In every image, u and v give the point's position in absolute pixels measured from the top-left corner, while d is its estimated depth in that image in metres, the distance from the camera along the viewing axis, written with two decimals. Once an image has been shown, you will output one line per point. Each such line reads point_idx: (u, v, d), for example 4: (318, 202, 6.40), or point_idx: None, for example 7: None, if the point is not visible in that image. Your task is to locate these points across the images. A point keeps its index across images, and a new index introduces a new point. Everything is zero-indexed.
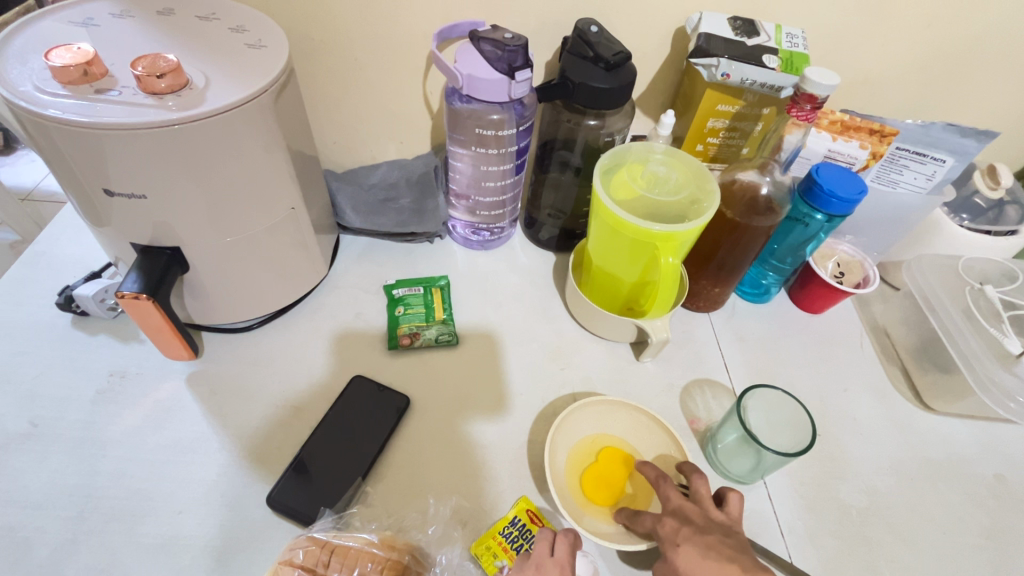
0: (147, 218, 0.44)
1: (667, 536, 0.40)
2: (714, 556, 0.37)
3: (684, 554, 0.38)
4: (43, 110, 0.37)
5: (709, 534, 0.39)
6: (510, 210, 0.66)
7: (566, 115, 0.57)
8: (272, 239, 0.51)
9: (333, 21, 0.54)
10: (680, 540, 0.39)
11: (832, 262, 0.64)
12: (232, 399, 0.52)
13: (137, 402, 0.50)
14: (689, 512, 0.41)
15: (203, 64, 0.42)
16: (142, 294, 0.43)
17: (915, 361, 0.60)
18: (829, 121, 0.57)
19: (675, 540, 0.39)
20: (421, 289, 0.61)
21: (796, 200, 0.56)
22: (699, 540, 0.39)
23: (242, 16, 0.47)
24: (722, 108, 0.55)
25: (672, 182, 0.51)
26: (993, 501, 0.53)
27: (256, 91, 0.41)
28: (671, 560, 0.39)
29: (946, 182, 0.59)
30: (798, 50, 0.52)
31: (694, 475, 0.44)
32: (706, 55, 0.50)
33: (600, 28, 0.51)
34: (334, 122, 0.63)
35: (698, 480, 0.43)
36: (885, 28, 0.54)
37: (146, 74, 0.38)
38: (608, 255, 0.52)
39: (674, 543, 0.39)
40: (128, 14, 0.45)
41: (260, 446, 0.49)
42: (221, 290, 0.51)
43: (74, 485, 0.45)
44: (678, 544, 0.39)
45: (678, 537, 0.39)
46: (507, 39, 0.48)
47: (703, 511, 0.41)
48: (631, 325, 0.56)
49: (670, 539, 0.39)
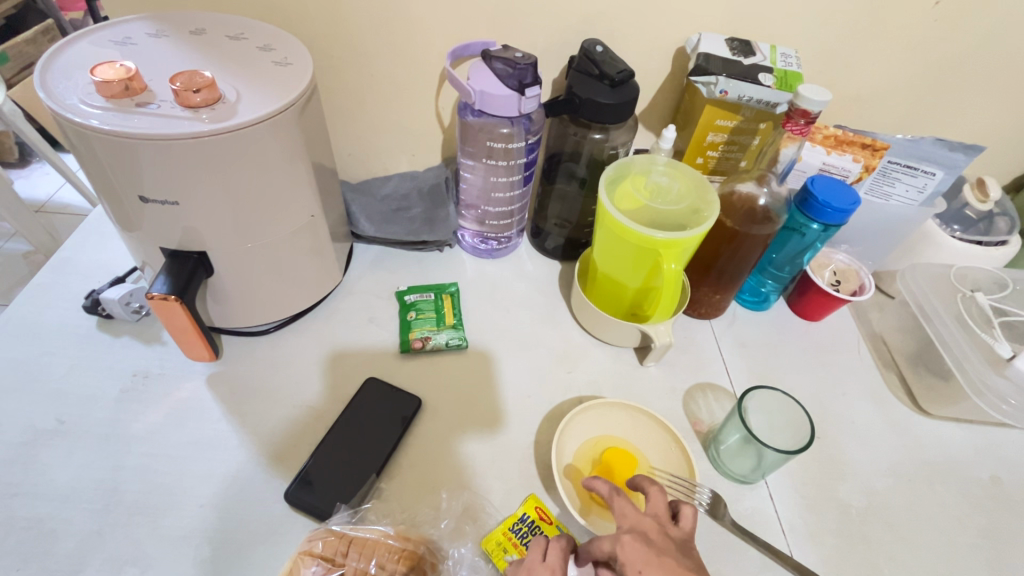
0: (178, 223, 0.46)
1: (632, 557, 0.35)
2: None
3: None
4: (87, 121, 0.40)
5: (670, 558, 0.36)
6: (517, 220, 0.69)
7: (572, 129, 0.59)
8: (292, 245, 0.53)
9: (353, 41, 0.57)
10: (642, 565, 0.35)
11: (829, 270, 0.66)
12: (251, 399, 0.53)
13: (159, 401, 0.52)
14: (647, 533, 0.37)
15: (234, 80, 0.45)
16: (170, 295, 0.45)
17: (911, 367, 0.62)
18: (822, 136, 0.60)
19: (637, 565, 0.35)
20: (432, 295, 0.64)
21: (792, 211, 0.58)
22: (663, 564, 0.35)
23: (269, 35, 0.50)
24: (721, 123, 0.57)
25: (674, 193, 0.53)
26: (990, 502, 0.54)
27: (283, 104, 0.44)
28: None
29: (938, 195, 0.62)
30: (792, 68, 0.54)
31: (651, 487, 0.40)
32: (705, 73, 0.52)
33: (605, 47, 0.54)
34: (350, 135, 0.66)
35: (654, 492, 0.40)
36: (875, 49, 0.57)
37: (184, 89, 0.41)
38: (612, 261, 0.55)
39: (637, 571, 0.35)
40: (163, 34, 0.48)
41: (278, 443, 0.51)
42: (242, 294, 0.53)
43: (99, 479, 0.47)
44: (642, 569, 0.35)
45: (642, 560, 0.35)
46: (518, 57, 0.51)
47: (662, 528, 0.38)
48: (635, 330, 0.59)
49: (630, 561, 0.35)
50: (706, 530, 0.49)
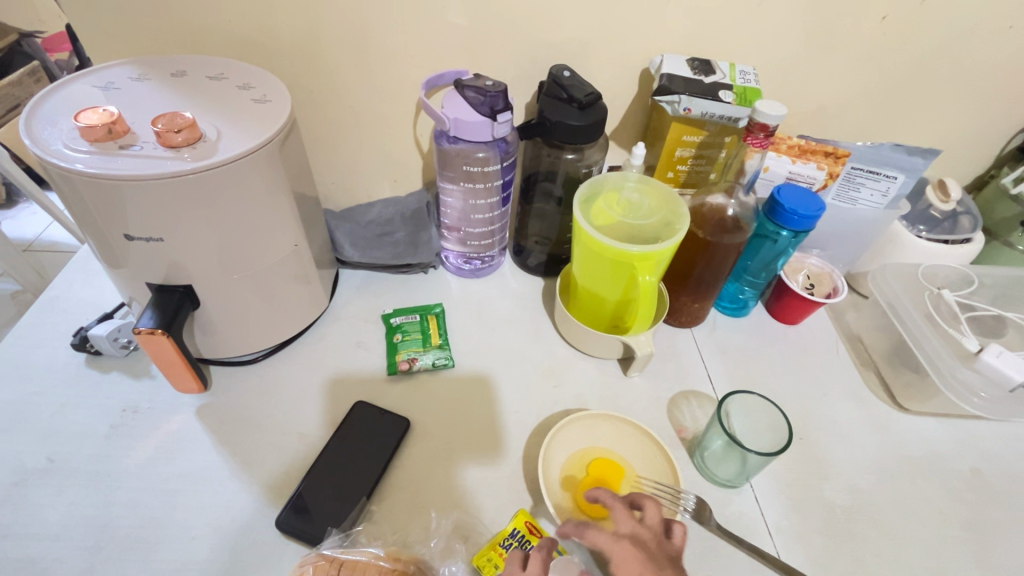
0: (163, 259, 0.47)
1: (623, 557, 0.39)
2: None
3: None
4: (72, 165, 0.41)
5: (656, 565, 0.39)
6: (498, 239, 0.70)
7: (546, 150, 0.62)
8: (277, 274, 0.54)
9: (330, 75, 0.59)
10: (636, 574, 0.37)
11: (803, 274, 0.68)
12: (241, 429, 0.54)
13: (149, 435, 0.53)
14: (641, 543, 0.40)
15: (215, 119, 0.47)
16: (157, 329, 0.46)
17: (889, 364, 0.64)
18: (787, 146, 0.62)
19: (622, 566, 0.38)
20: (417, 316, 0.65)
21: (763, 219, 0.60)
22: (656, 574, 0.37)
23: (247, 74, 0.52)
24: (688, 138, 0.60)
25: (645, 207, 0.55)
26: (972, 494, 0.55)
27: (263, 140, 0.46)
28: None
29: (901, 197, 0.64)
30: (751, 85, 0.57)
31: (648, 502, 0.42)
32: (668, 93, 0.54)
33: (572, 72, 0.56)
34: (332, 165, 0.68)
35: (650, 507, 0.42)
36: (830, 63, 0.60)
37: (165, 130, 0.43)
38: (591, 277, 0.57)
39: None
40: (145, 77, 0.50)
41: (269, 471, 0.51)
42: (230, 324, 0.54)
43: (91, 516, 0.47)
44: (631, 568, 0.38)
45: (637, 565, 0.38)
46: (489, 85, 0.54)
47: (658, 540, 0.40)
48: (617, 342, 0.60)
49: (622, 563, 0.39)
50: (694, 536, 0.50)
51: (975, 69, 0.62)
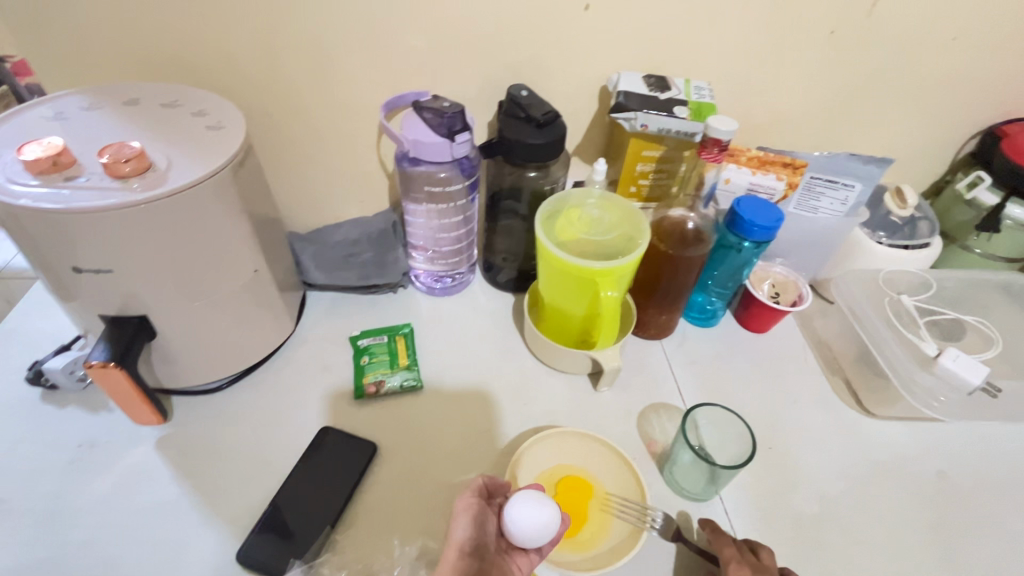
0: (116, 291, 0.47)
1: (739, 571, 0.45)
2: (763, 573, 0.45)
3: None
4: (15, 200, 0.40)
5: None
6: (466, 256, 0.70)
7: (508, 168, 0.62)
8: (237, 301, 0.54)
9: (290, 99, 0.59)
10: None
11: (768, 283, 0.68)
12: (203, 460, 0.53)
13: (107, 470, 0.52)
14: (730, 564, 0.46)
15: (167, 147, 0.47)
16: (110, 362, 0.45)
17: (855, 370, 0.64)
18: (746, 158, 0.62)
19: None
20: (385, 337, 0.64)
21: (723, 231, 0.61)
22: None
23: (202, 101, 0.52)
24: (648, 153, 0.61)
25: (607, 223, 0.56)
26: (938, 497, 0.56)
27: (216, 167, 0.45)
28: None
29: (860, 205, 0.66)
30: (705, 100, 0.58)
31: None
32: (624, 110, 0.55)
33: (531, 92, 0.57)
34: (296, 188, 0.67)
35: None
36: (784, 75, 0.61)
37: (112, 161, 0.42)
38: (556, 294, 0.57)
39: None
40: (97, 106, 0.50)
41: (231, 503, 0.50)
42: (190, 354, 0.54)
43: (44, 557, 0.46)
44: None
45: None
46: (446, 107, 0.54)
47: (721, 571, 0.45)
48: (585, 357, 0.60)
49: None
50: (662, 551, 0.50)
51: (924, 79, 0.63)
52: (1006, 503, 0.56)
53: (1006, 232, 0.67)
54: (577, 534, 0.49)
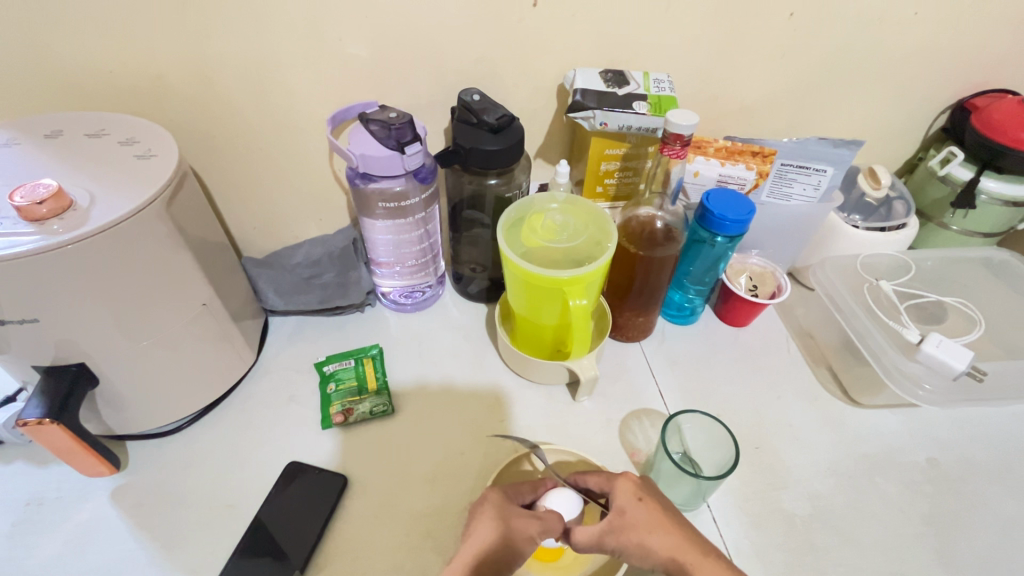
0: (46, 340, 0.43)
1: (637, 526, 0.41)
2: (665, 523, 0.41)
3: (643, 508, 0.42)
4: None
5: (650, 569, 0.41)
6: (433, 269, 0.67)
7: (467, 177, 0.59)
8: (187, 338, 0.51)
9: (231, 119, 0.56)
10: (636, 497, 0.43)
11: (745, 276, 0.66)
12: (161, 509, 0.50)
13: (57, 529, 0.49)
14: (618, 536, 0.41)
15: (90, 183, 0.43)
16: (45, 419, 0.42)
17: (839, 359, 0.63)
18: (714, 149, 0.60)
19: (647, 527, 0.41)
20: (352, 361, 0.61)
21: (696, 226, 0.59)
22: (647, 516, 0.42)
23: (133, 128, 0.49)
24: (611, 151, 0.59)
25: (572, 228, 0.53)
26: (929, 486, 0.55)
27: (147, 199, 0.42)
28: (630, 513, 0.42)
29: (833, 190, 0.63)
30: (665, 93, 0.56)
31: (619, 484, 0.44)
32: (582, 108, 0.53)
33: (483, 96, 0.54)
34: (250, 210, 0.64)
35: (620, 495, 0.43)
36: (746, 61, 0.59)
37: (26, 203, 0.38)
38: (524, 306, 0.54)
39: (638, 497, 0.43)
40: (14, 141, 0.46)
41: (191, 553, 0.47)
42: (140, 398, 0.50)
43: None
44: (651, 541, 0.40)
45: (644, 528, 0.41)
46: (393, 118, 0.51)
47: (632, 503, 0.43)
48: (562, 367, 0.58)
49: (632, 541, 0.41)
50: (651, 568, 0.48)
51: (889, 56, 0.62)
52: (997, 487, 0.55)
53: (982, 208, 0.66)
54: (558, 559, 0.47)
